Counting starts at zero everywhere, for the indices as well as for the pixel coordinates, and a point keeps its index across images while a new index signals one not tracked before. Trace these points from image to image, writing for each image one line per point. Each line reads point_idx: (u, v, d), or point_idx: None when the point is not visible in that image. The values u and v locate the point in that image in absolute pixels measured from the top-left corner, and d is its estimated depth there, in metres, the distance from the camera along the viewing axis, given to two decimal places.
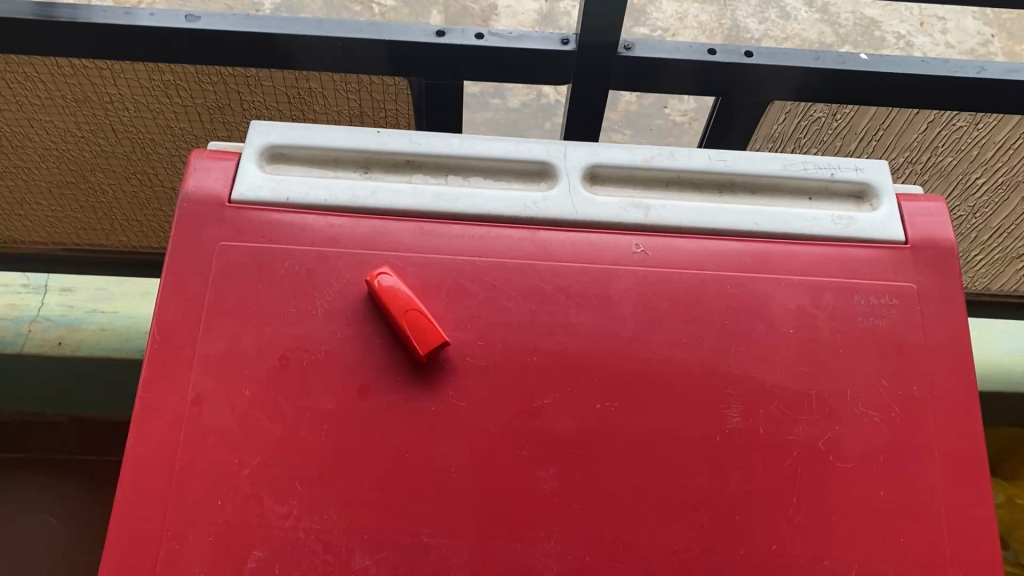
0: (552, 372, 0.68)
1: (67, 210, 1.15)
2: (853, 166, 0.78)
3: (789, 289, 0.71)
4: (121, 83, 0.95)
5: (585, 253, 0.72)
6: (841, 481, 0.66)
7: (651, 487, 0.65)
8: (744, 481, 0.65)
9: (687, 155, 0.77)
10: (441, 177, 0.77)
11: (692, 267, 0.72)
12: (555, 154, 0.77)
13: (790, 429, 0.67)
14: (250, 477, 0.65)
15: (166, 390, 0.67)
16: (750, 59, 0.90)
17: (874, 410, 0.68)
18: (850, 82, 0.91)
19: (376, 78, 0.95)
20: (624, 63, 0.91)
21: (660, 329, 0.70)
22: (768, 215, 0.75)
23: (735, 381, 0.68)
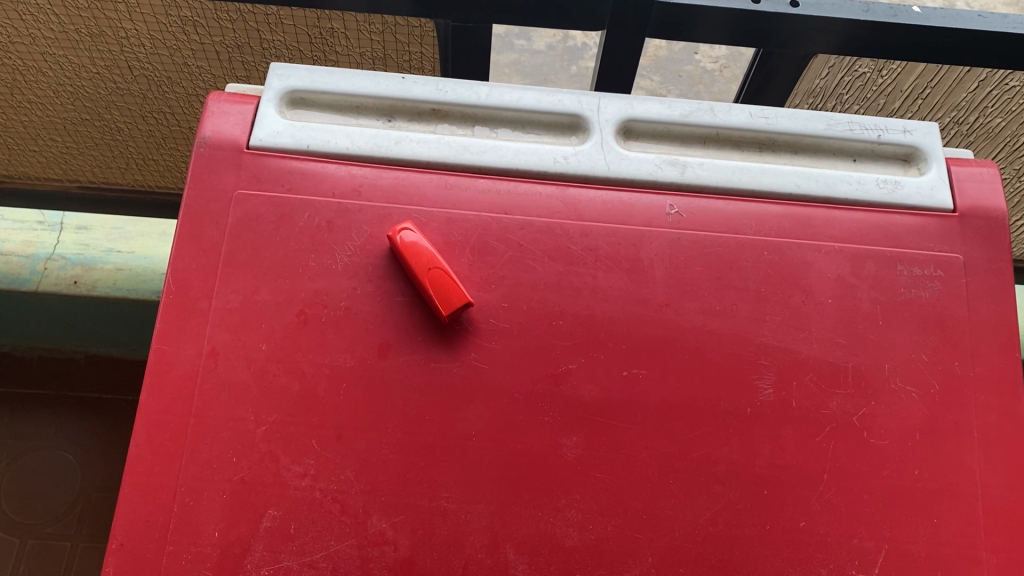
0: (579, 336, 0.66)
1: (82, 147, 1.13)
2: (901, 128, 0.74)
3: (829, 256, 0.68)
4: (136, 18, 0.91)
5: (617, 212, 0.69)
6: (875, 458, 0.63)
7: (677, 459, 0.63)
8: (774, 455, 0.63)
9: (728, 111, 0.74)
10: (467, 128, 0.73)
11: (728, 230, 0.69)
12: (587, 106, 0.74)
13: (824, 404, 0.64)
14: (266, 435, 0.63)
15: (182, 343, 0.65)
16: (796, 9, 0.85)
17: (912, 386, 0.65)
18: (900, 38, 0.87)
19: (401, 19, 0.91)
20: (662, 10, 0.86)
21: (692, 295, 0.67)
22: (811, 176, 0.71)
23: (770, 352, 0.65)
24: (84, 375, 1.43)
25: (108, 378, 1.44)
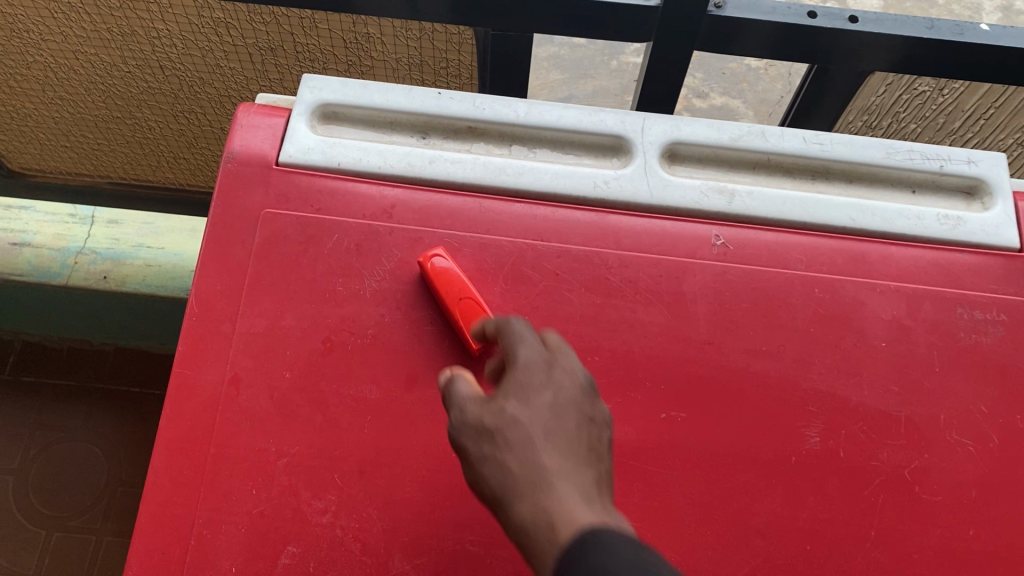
0: (616, 373, 0.62)
1: (114, 144, 1.11)
2: (966, 158, 0.69)
3: (883, 296, 0.65)
4: (168, 18, 0.88)
5: (659, 243, 0.66)
6: (927, 516, 0.59)
7: (715, 509, 0.59)
8: (819, 508, 0.59)
9: (780, 135, 0.70)
10: (505, 148, 0.71)
11: (777, 265, 0.65)
12: (631, 127, 0.70)
13: (874, 454, 0.61)
14: (288, 467, 0.61)
15: (204, 368, 0.63)
16: (854, 25, 0.81)
17: (970, 439, 0.61)
18: (964, 57, 0.82)
19: (440, 26, 0.87)
20: (712, 22, 0.82)
21: (736, 334, 0.63)
22: (868, 210, 0.67)
23: (817, 398, 0.62)
24: (110, 368, 1.43)
25: (133, 371, 1.43)
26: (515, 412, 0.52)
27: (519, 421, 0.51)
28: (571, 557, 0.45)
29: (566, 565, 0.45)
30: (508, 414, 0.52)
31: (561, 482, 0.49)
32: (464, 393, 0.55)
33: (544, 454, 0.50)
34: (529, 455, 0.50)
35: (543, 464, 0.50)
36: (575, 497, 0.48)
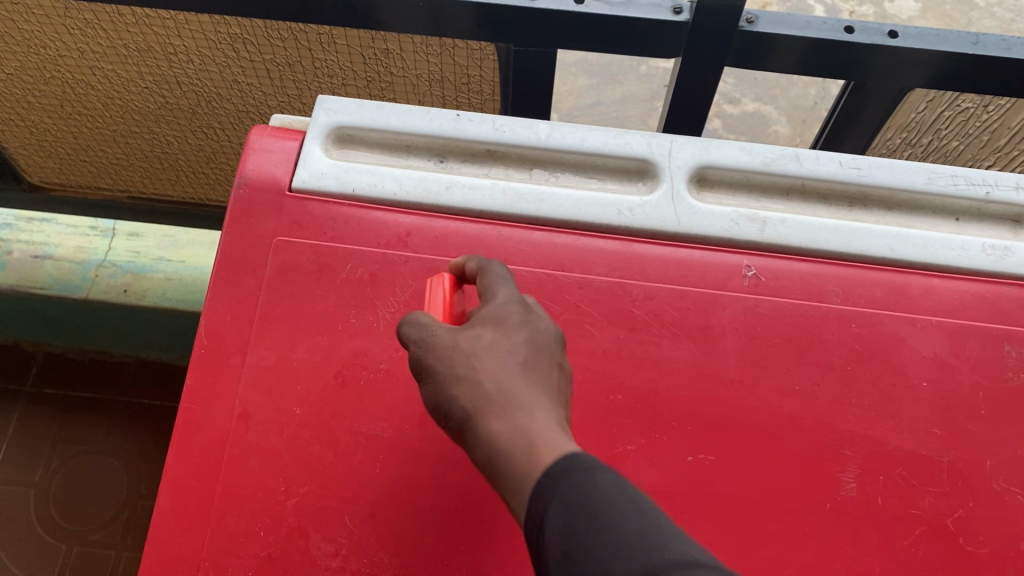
0: (640, 413, 0.59)
1: (133, 159, 1.10)
2: (1014, 184, 0.65)
3: (925, 332, 0.61)
4: (185, 35, 0.87)
5: (686, 274, 0.63)
6: (971, 569, 0.56)
7: (746, 559, 0.56)
8: (855, 559, 0.56)
9: (815, 159, 0.66)
10: (525, 171, 0.68)
11: (812, 298, 0.62)
12: (657, 150, 0.67)
13: (914, 502, 0.57)
14: (296, 508, 0.58)
15: (211, 402, 0.61)
16: (895, 41, 0.77)
17: (1017, 487, 0.58)
18: (1012, 73, 0.78)
19: (461, 42, 0.85)
20: (744, 38, 0.79)
21: (768, 372, 0.60)
22: (909, 240, 0.64)
23: (854, 441, 0.58)
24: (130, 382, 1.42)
25: (153, 384, 1.42)
26: (467, 333, 0.47)
27: (473, 340, 0.46)
28: (553, 471, 0.39)
29: (551, 482, 0.39)
30: (480, 338, 0.46)
31: (540, 405, 0.43)
32: (408, 327, 0.50)
33: (519, 375, 0.44)
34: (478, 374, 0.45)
35: (499, 381, 0.44)
36: (551, 416, 0.43)
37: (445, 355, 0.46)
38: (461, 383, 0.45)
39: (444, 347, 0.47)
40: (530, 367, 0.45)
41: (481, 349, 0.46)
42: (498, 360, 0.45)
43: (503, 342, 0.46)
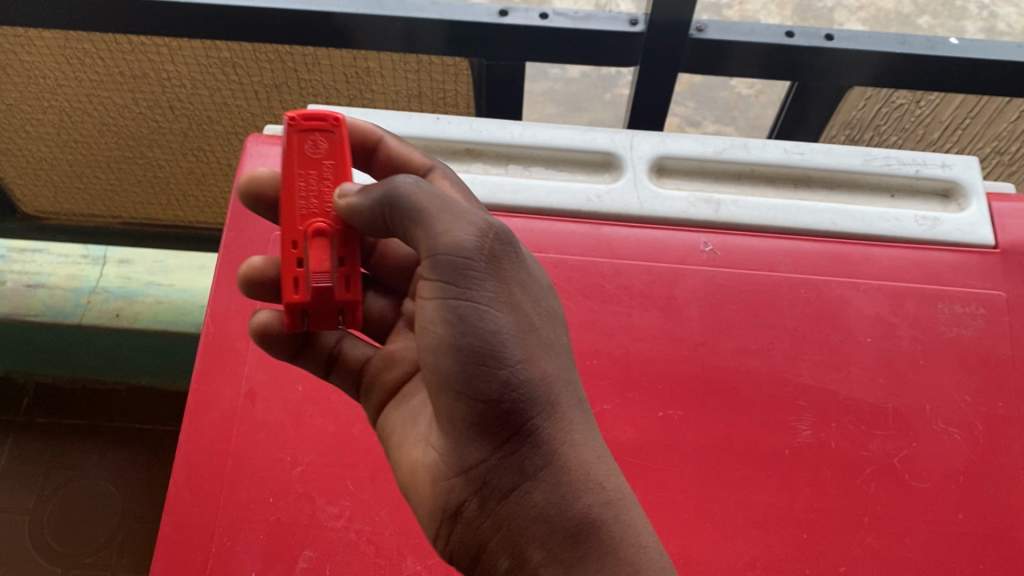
0: (614, 376, 0.65)
1: (125, 184, 1.15)
2: (941, 162, 0.73)
3: (867, 294, 0.68)
4: (178, 61, 0.93)
5: (650, 251, 0.69)
6: (917, 502, 0.62)
7: (714, 501, 0.61)
8: (813, 498, 0.62)
9: (762, 147, 0.73)
10: (501, 167, 0.74)
11: (765, 268, 0.69)
12: (620, 144, 0.74)
13: (863, 445, 0.63)
14: (302, 476, 0.63)
15: (220, 383, 0.66)
16: (831, 43, 0.85)
17: (955, 427, 0.64)
18: (936, 68, 0.86)
19: (437, 58, 0.92)
20: (696, 45, 0.87)
21: (728, 335, 0.66)
22: (849, 214, 0.71)
23: (807, 392, 0.64)
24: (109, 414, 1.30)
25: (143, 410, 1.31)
26: (530, 319, 0.51)
27: (530, 314, 0.51)
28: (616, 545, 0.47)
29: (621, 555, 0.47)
30: (544, 341, 0.51)
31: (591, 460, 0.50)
32: (445, 217, 0.50)
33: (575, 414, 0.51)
34: (543, 364, 0.50)
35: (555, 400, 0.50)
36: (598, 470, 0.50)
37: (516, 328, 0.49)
38: (529, 380, 0.49)
39: (506, 294, 0.50)
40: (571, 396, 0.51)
41: (539, 333, 0.51)
42: (553, 375, 0.50)
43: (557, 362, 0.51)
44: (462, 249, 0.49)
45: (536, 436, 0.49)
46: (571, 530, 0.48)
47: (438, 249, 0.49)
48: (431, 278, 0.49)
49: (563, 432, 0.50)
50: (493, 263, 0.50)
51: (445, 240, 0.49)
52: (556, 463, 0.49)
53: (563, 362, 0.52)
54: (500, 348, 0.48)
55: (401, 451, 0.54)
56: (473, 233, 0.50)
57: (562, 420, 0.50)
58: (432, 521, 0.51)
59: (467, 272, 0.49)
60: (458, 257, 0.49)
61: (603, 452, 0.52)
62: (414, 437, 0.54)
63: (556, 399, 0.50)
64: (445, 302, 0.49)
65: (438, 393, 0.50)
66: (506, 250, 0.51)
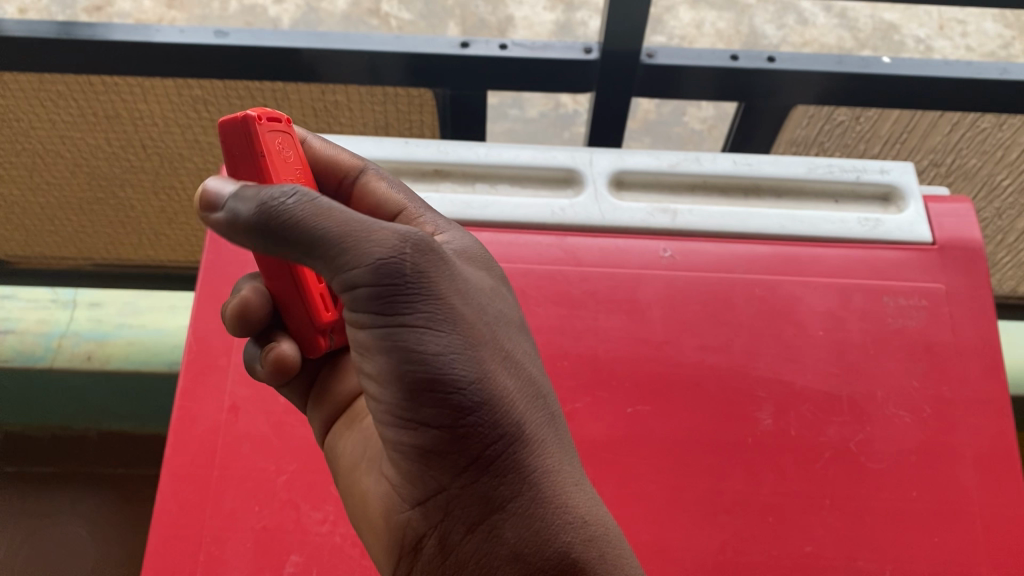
0: (584, 376, 0.68)
1: (97, 226, 1.17)
2: (878, 168, 0.79)
3: (817, 291, 0.72)
4: (150, 99, 0.97)
5: (613, 258, 0.73)
6: (874, 481, 0.65)
7: (684, 489, 0.64)
8: (777, 483, 0.65)
9: (713, 160, 0.79)
10: (468, 186, 0.78)
11: (721, 270, 0.73)
12: (581, 161, 0.78)
13: (821, 431, 0.67)
14: (286, 484, 0.65)
15: (204, 399, 0.69)
16: (774, 64, 0.91)
17: (905, 411, 0.68)
18: (870, 87, 0.92)
19: (402, 90, 0.96)
20: (647, 70, 0.92)
21: (689, 333, 0.70)
22: (796, 218, 0.76)
23: (765, 384, 0.68)
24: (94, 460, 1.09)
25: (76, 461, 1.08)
26: (476, 332, 0.49)
27: (473, 329, 0.49)
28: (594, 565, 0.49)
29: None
30: (495, 354, 0.49)
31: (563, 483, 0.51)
32: (352, 236, 0.45)
33: (539, 433, 0.51)
34: (498, 384, 0.49)
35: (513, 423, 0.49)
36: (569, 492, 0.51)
37: (462, 347, 0.48)
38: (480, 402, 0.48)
39: (442, 313, 0.47)
40: (530, 414, 0.51)
41: (488, 346, 0.50)
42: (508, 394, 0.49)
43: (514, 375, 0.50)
44: (382, 272, 0.45)
45: (499, 468, 0.49)
46: (549, 570, 0.48)
47: (354, 274, 0.45)
48: (355, 303, 0.47)
49: (528, 457, 0.50)
50: (421, 281, 0.47)
51: (360, 265, 0.45)
52: (527, 498, 0.49)
53: (519, 378, 0.51)
54: (442, 372, 0.47)
55: (352, 482, 0.58)
56: (387, 251, 0.45)
57: (525, 447, 0.50)
58: (389, 556, 0.54)
59: (396, 296, 0.46)
60: (379, 280, 0.45)
61: (579, 477, 0.52)
62: (360, 467, 0.58)
63: (517, 422, 0.50)
64: (379, 329, 0.47)
65: (391, 420, 0.50)
66: (427, 263, 0.47)
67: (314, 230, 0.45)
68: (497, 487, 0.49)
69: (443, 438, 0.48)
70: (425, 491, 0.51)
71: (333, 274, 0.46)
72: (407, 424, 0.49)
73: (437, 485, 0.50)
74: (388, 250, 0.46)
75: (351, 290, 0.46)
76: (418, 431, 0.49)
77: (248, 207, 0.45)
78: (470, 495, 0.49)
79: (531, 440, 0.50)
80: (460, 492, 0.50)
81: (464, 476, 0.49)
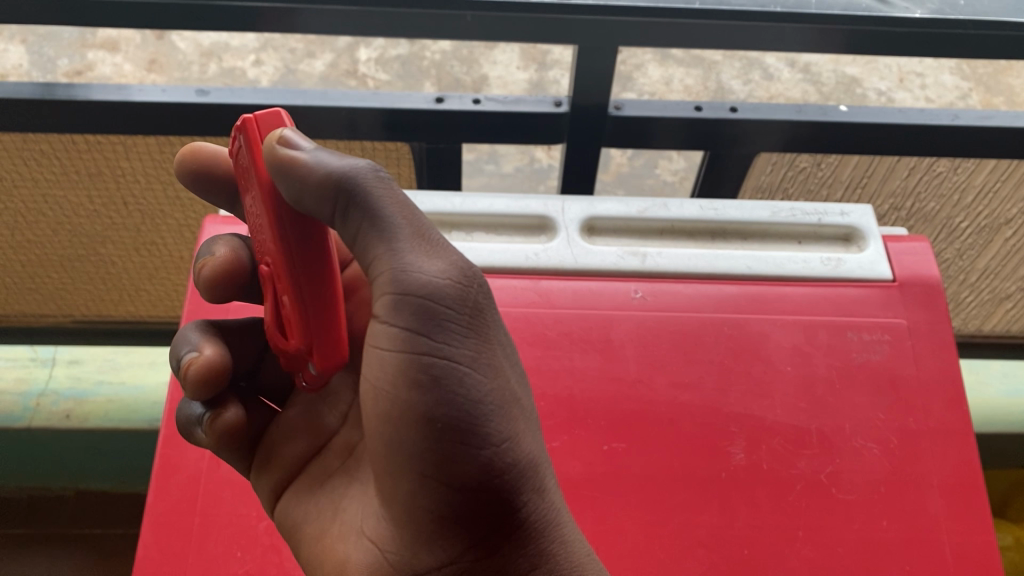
0: (560, 415, 0.69)
1: (77, 284, 1.18)
2: (839, 211, 0.82)
3: (785, 328, 0.75)
4: (132, 157, 0.99)
5: (586, 300, 0.75)
6: (845, 513, 0.66)
7: (660, 525, 0.65)
8: (751, 517, 0.66)
9: (680, 206, 0.82)
10: (445, 234, 0.80)
11: (691, 310, 0.76)
12: (553, 209, 0.81)
13: (792, 464, 0.68)
14: (267, 529, 0.66)
15: (186, 446, 0.69)
16: (736, 115, 0.95)
17: (873, 442, 0.70)
18: (829, 134, 0.96)
19: (379, 144, 0.99)
20: (615, 122, 0.96)
21: (660, 372, 0.72)
22: (762, 259, 0.79)
23: (737, 419, 0.70)
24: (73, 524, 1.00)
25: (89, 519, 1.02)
26: (508, 385, 0.53)
27: (512, 384, 0.54)
28: None
29: None
30: (523, 410, 0.54)
31: (573, 548, 0.55)
32: (417, 251, 0.50)
33: (554, 495, 0.56)
34: (529, 444, 0.54)
35: (536, 482, 0.54)
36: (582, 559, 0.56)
37: (498, 400, 0.52)
38: (508, 456, 0.52)
39: (487, 359, 0.52)
40: (548, 476, 0.56)
41: (520, 404, 0.54)
42: (533, 453, 0.54)
43: (536, 439, 0.55)
44: (440, 305, 0.50)
45: (523, 528, 0.54)
46: None
47: (415, 297, 0.50)
48: (409, 332, 0.50)
49: (547, 526, 0.55)
50: (473, 318, 0.51)
51: (422, 289, 0.50)
52: (543, 567, 0.54)
53: (543, 442, 0.56)
54: (477, 416, 0.50)
55: (323, 550, 0.60)
56: (448, 277, 0.50)
57: (545, 512, 0.54)
58: None
59: (446, 328, 0.50)
60: (437, 308, 0.50)
61: (586, 548, 0.57)
62: (330, 536, 0.60)
63: (542, 484, 0.54)
64: (423, 359, 0.50)
65: (407, 470, 0.52)
66: (484, 301, 0.52)
67: (392, 231, 0.50)
68: (516, 558, 0.54)
69: (471, 495, 0.52)
70: (435, 556, 0.54)
71: (389, 290, 0.50)
72: (425, 478, 0.51)
73: (450, 549, 0.54)
74: (446, 282, 0.50)
75: (407, 317, 0.50)
76: (438, 486, 0.51)
77: (322, 172, 0.50)
78: (484, 561, 0.54)
79: (552, 507, 0.55)
80: (471, 563, 0.54)
81: (482, 539, 0.53)
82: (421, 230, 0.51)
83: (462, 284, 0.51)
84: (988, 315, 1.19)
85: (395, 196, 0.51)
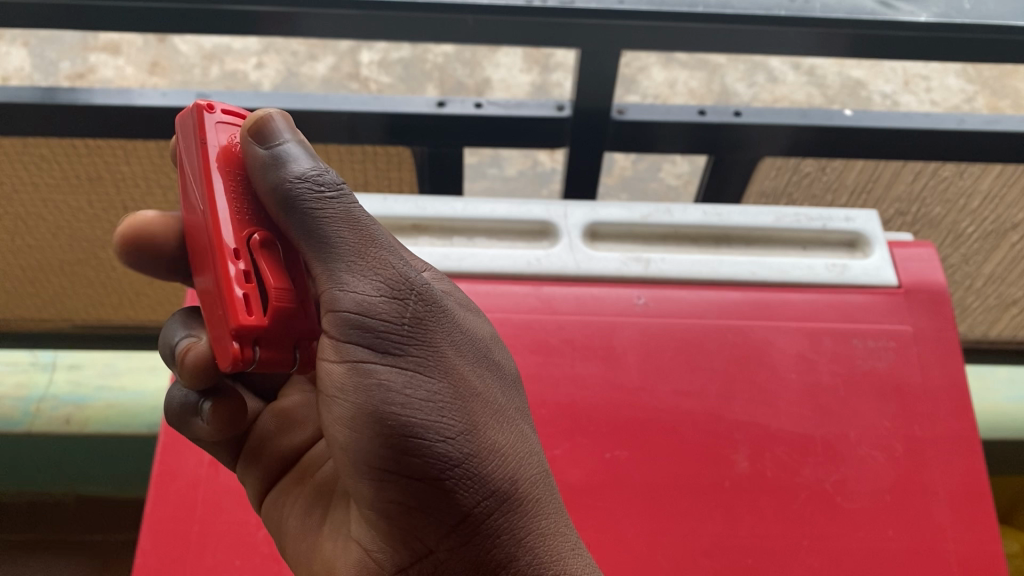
0: (562, 423, 0.69)
1: (77, 288, 1.17)
2: (844, 217, 0.81)
3: (788, 335, 0.74)
4: (133, 160, 0.99)
5: (588, 306, 0.75)
6: (850, 522, 0.65)
7: (662, 533, 0.64)
8: (754, 527, 0.65)
9: (684, 211, 0.81)
10: (446, 239, 0.80)
11: (695, 316, 0.75)
12: (555, 214, 0.80)
13: (796, 473, 0.67)
14: (267, 538, 0.65)
15: (184, 453, 0.69)
16: (739, 118, 0.95)
17: (877, 451, 0.69)
18: (834, 137, 0.95)
19: (380, 148, 0.98)
20: (618, 126, 0.95)
21: (663, 379, 0.71)
22: (766, 265, 0.78)
23: (740, 427, 0.69)
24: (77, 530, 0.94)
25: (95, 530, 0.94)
26: (461, 379, 0.51)
27: (464, 380, 0.51)
28: None
29: None
30: (480, 404, 0.51)
31: (554, 537, 0.52)
32: (350, 260, 0.49)
33: (529, 483, 0.53)
34: (485, 437, 0.51)
35: (503, 473, 0.51)
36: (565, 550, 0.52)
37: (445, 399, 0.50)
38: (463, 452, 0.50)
39: (429, 359, 0.50)
40: (522, 463, 0.53)
41: (475, 397, 0.51)
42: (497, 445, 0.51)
43: (500, 430, 0.52)
44: (368, 313, 0.48)
45: (496, 519, 0.51)
46: None
47: (341, 304, 0.48)
48: (340, 340, 0.49)
49: (521, 516, 0.52)
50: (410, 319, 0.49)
51: (348, 298, 0.48)
52: (523, 561, 0.51)
53: (511, 430, 0.53)
54: (420, 418, 0.49)
55: (309, 544, 0.60)
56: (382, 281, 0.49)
57: (517, 501, 0.52)
58: None
59: (380, 333, 0.48)
60: (370, 316, 0.48)
61: (574, 540, 0.54)
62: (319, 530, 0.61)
63: (510, 475, 0.52)
64: (359, 367, 0.49)
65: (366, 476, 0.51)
66: (425, 300, 0.50)
67: (332, 240, 0.49)
68: (492, 550, 0.51)
69: (425, 491, 0.50)
70: (412, 549, 0.52)
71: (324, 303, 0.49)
72: (383, 480, 0.50)
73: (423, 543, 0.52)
74: (379, 287, 0.48)
75: (335, 328, 0.48)
76: (397, 486, 0.50)
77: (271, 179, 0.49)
78: (460, 552, 0.51)
79: (523, 496, 0.52)
80: (448, 553, 0.51)
81: (452, 534, 0.51)
82: (358, 235, 0.49)
83: (396, 289, 0.49)
84: (994, 321, 1.13)
85: (342, 207, 0.49)
